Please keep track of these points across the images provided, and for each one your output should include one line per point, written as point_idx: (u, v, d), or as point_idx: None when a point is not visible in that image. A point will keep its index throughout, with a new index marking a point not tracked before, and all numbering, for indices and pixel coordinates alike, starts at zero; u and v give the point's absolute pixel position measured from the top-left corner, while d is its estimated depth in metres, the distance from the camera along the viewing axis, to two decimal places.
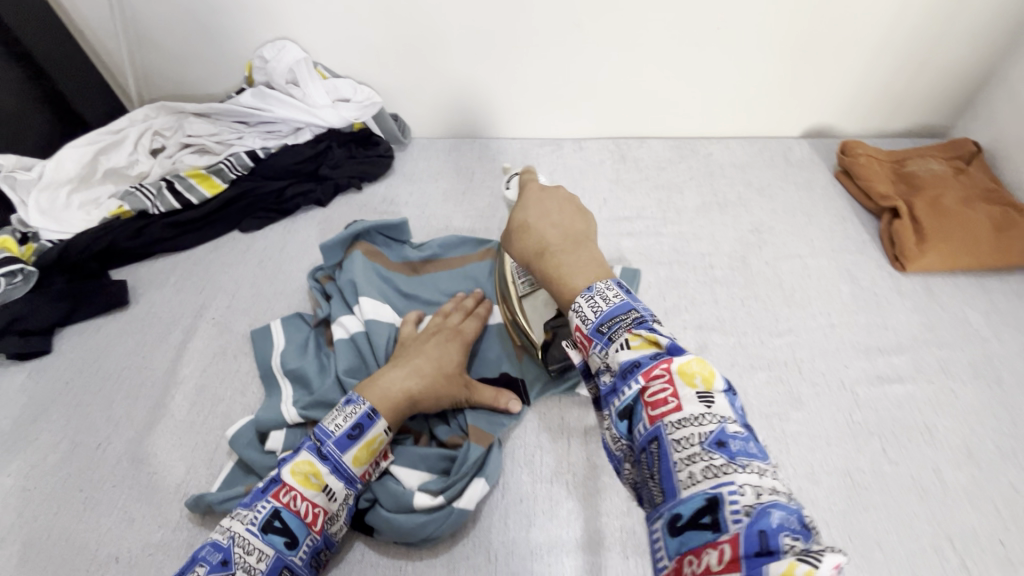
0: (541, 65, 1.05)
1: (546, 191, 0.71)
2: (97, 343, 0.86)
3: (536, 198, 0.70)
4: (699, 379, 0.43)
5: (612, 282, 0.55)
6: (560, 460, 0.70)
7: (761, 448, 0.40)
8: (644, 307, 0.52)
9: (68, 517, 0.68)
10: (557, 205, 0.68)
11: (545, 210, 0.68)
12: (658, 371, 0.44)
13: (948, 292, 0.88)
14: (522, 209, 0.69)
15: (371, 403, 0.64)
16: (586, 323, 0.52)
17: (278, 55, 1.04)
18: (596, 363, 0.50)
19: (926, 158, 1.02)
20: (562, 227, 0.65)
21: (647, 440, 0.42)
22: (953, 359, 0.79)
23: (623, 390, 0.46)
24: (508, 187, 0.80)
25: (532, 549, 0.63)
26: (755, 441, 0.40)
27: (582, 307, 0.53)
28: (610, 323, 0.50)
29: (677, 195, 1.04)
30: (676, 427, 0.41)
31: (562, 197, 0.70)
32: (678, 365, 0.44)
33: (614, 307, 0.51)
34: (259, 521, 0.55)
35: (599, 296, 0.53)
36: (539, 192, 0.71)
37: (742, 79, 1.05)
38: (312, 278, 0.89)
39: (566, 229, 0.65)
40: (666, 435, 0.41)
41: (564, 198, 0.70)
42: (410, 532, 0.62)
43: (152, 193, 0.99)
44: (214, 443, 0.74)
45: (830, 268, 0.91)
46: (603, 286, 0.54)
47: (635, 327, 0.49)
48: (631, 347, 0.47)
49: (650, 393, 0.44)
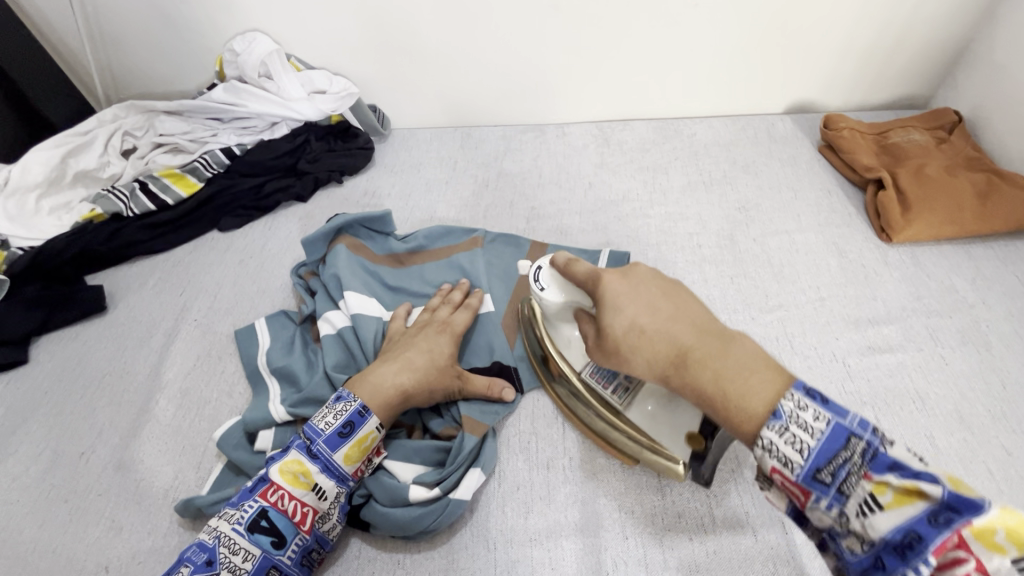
0: (521, 49, 1.03)
1: (628, 277, 0.60)
2: (76, 350, 0.83)
3: (635, 296, 0.58)
4: (1004, 538, 0.37)
5: (799, 395, 0.46)
6: (556, 445, 0.69)
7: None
8: (862, 422, 0.45)
9: (53, 529, 0.66)
10: (653, 297, 0.58)
11: (648, 305, 0.57)
12: (950, 545, 0.38)
13: (934, 260, 0.88)
14: (627, 316, 0.56)
15: (362, 400, 0.63)
16: (792, 469, 0.45)
17: (249, 47, 1.01)
18: (825, 520, 0.44)
19: (908, 129, 1.02)
20: (685, 324, 0.55)
21: None
22: (941, 326, 0.79)
23: (899, 571, 0.39)
24: (541, 286, 0.66)
25: (532, 536, 0.62)
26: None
27: (775, 444, 0.46)
28: (831, 467, 0.44)
29: (663, 176, 1.03)
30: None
31: (647, 277, 0.60)
32: (975, 528, 0.38)
33: (826, 440, 0.44)
34: (245, 521, 0.55)
35: (798, 427, 0.45)
36: (622, 284, 0.59)
37: (726, 56, 1.04)
38: (295, 275, 0.87)
39: (688, 322, 0.55)
40: None
41: (653, 278, 0.60)
42: (405, 526, 0.60)
43: (125, 196, 0.95)
44: (201, 446, 0.72)
45: (817, 242, 0.91)
46: (792, 404, 0.46)
47: (874, 472, 0.42)
48: (885, 508, 0.41)
49: (945, 567, 0.38)
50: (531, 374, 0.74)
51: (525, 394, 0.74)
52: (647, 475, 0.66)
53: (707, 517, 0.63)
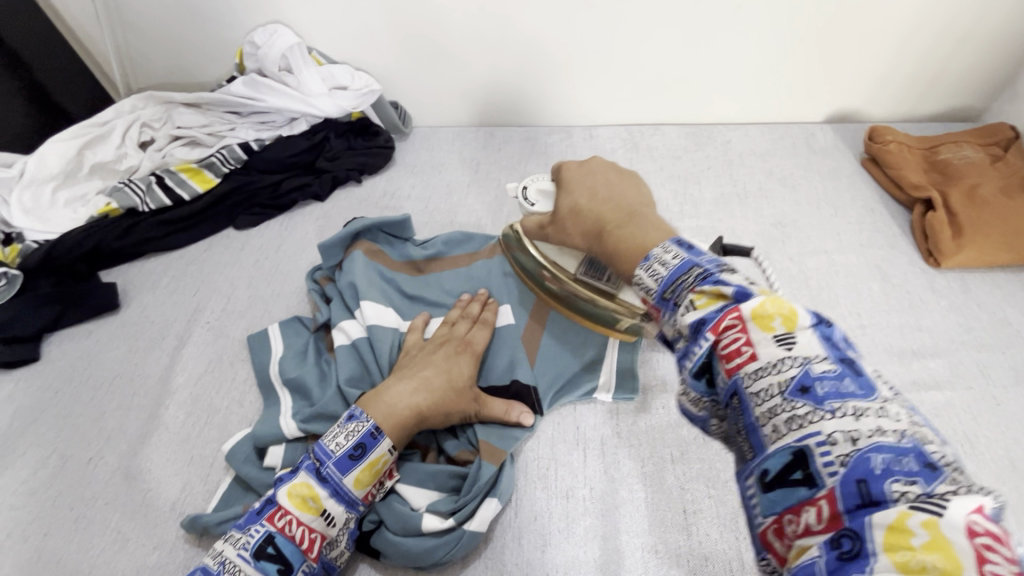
0: (549, 45, 0.98)
1: (584, 165, 0.67)
2: (87, 349, 0.82)
3: (584, 178, 0.65)
4: (779, 322, 0.38)
5: (670, 244, 0.49)
6: (576, 473, 0.66)
7: (918, 445, 0.32)
8: (711, 259, 0.45)
9: (58, 538, 0.64)
10: (604, 179, 0.64)
11: (591, 187, 0.64)
12: (728, 325, 0.40)
13: (986, 289, 0.82)
14: (572, 197, 0.64)
15: (375, 420, 0.60)
16: (650, 296, 0.47)
17: (271, 40, 0.98)
18: (669, 333, 0.45)
19: (961, 144, 0.95)
20: (618, 197, 0.61)
21: (728, 393, 0.40)
22: (993, 362, 0.74)
23: (694, 352, 0.41)
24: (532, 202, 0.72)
25: (549, 571, 0.59)
26: (854, 376, 0.36)
27: (642, 279, 0.48)
28: (674, 288, 0.45)
29: (694, 186, 0.98)
30: (753, 378, 0.37)
31: (600, 165, 0.66)
32: (751, 311, 0.39)
33: (674, 270, 0.46)
34: (251, 547, 0.53)
35: (657, 265, 0.47)
36: (577, 168, 0.67)
37: (767, 59, 0.99)
38: (310, 279, 0.84)
39: (618, 200, 0.61)
40: (744, 388, 0.38)
41: (606, 167, 0.66)
42: (417, 557, 0.58)
43: (141, 189, 0.94)
44: (210, 457, 0.70)
45: (858, 264, 0.86)
46: (660, 250, 0.48)
47: (701, 285, 0.43)
48: (697, 307, 0.42)
49: (723, 346, 0.40)
50: (552, 395, 0.71)
51: (545, 417, 0.71)
52: (672, 512, 0.63)
53: (735, 561, 0.59)
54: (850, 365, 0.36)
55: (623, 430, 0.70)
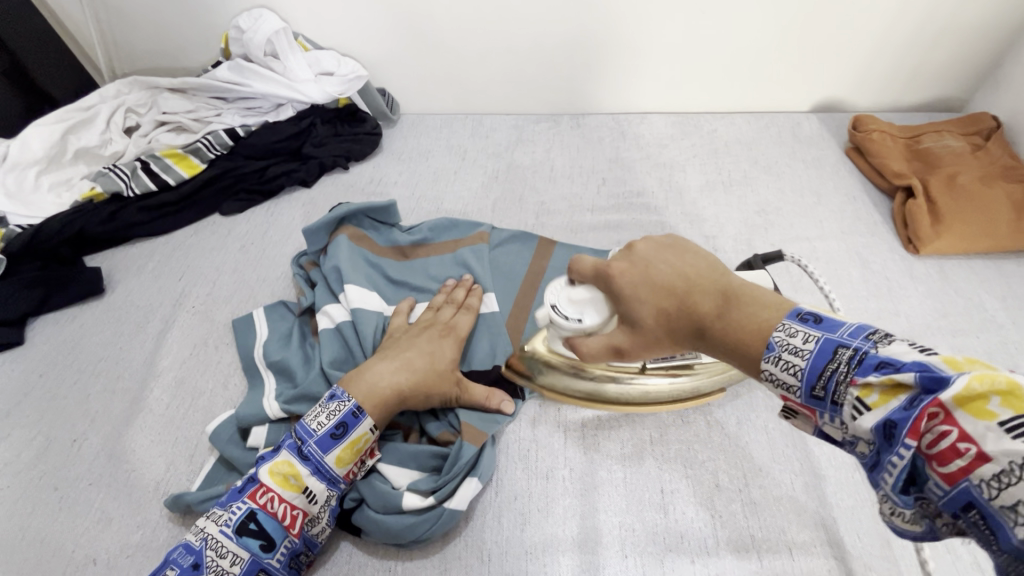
0: (537, 32, 0.98)
1: (631, 258, 0.55)
2: (72, 333, 0.82)
3: (645, 276, 0.53)
4: (1000, 404, 0.33)
5: (791, 320, 0.43)
6: (556, 454, 0.67)
7: (935, 376, 0.35)
8: (852, 331, 0.41)
9: (42, 518, 0.65)
10: (664, 268, 0.53)
11: (654, 282, 0.53)
12: (925, 426, 0.35)
13: (963, 275, 0.84)
14: (642, 302, 0.52)
15: (356, 400, 0.60)
16: (794, 393, 0.42)
17: (255, 25, 0.98)
18: (837, 432, 0.41)
19: (942, 133, 0.96)
20: (696, 279, 0.51)
21: (957, 508, 0.35)
22: (966, 347, 0.76)
23: (893, 463, 0.36)
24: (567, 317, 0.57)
25: (528, 548, 0.60)
26: (937, 383, 0.35)
27: (772, 370, 0.42)
28: (825, 382, 0.39)
29: (680, 174, 0.99)
30: (993, 485, 0.33)
31: (654, 250, 0.55)
32: (953, 398, 0.34)
33: (814, 357, 0.40)
34: (233, 523, 0.53)
35: (788, 351, 0.42)
36: (628, 267, 0.54)
37: (753, 48, 0.99)
38: (296, 264, 0.84)
39: (694, 279, 0.52)
40: (983, 497, 0.33)
41: (657, 250, 0.55)
42: (397, 534, 0.59)
43: (126, 174, 0.93)
44: (194, 439, 0.71)
45: (839, 251, 0.87)
46: (784, 333, 0.43)
47: (862, 377, 0.38)
48: (873, 407, 0.37)
49: (932, 446, 0.35)
50: None
51: (527, 400, 0.72)
52: (650, 491, 0.64)
53: (710, 539, 0.61)
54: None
55: (604, 412, 0.71)
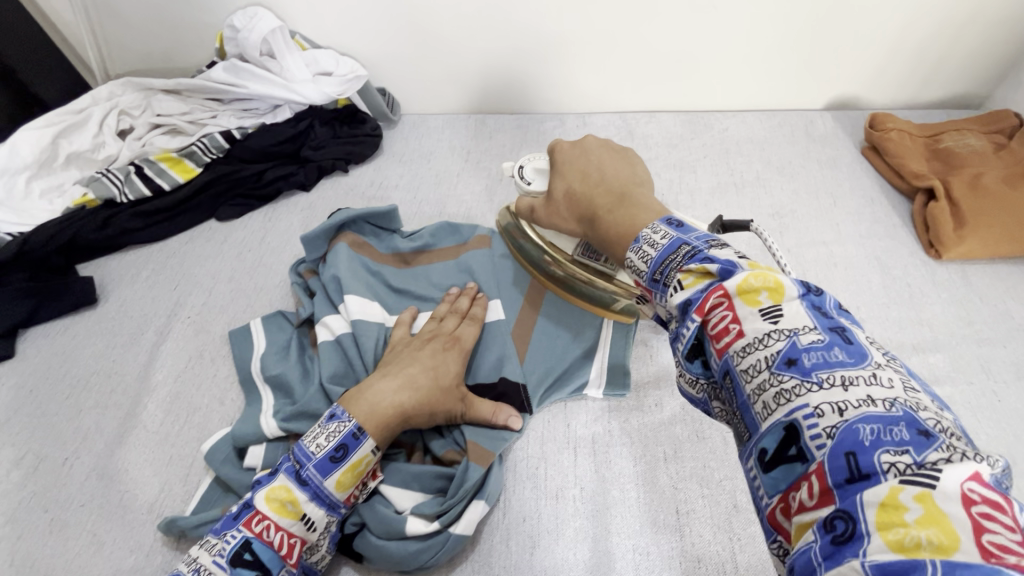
0: (541, 28, 0.95)
1: (577, 146, 0.68)
2: (63, 346, 0.79)
3: (576, 161, 0.67)
4: (765, 295, 0.40)
5: (659, 224, 0.50)
6: (566, 473, 0.64)
7: (912, 420, 0.32)
8: (700, 237, 0.47)
9: (31, 542, 0.62)
10: (598, 161, 0.66)
11: (586, 168, 0.65)
12: (715, 302, 0.41)
13: (987, 281, 0.80)
14: (565, 181, 0.66)
15: (357, 421, 0.57)
16: (642, 277, 0.48)
17: (250, 23, 0.94)
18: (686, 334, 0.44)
19: (964, 132, 0.93)
20: (609, 177, 0.63)
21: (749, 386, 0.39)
22: (994, 357, 0.72)
23: (683, 333, 0.43)
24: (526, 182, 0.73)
25: (537, 574, 0.58)
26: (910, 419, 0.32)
27: (632, 261, 0.50)
28: (663, 269, 0.46)
29: (690, 175, 0.96)
30: (742, 356, 0.39)
31: (595, 146, 0.67)
32: (736, 289, 0.41)
33: (663, 250, 0.47)
34: (227, 553, 0.50)
35: (646, 245, 0.49)
36: (569, 151, 0.68)
37: (767, 43, 0.95)
38: (294, 273, 0.81)
39: (611, 183, 0.62)
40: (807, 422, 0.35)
41: (600, 146, 0.67)
42: (401, 562, 0.56)
43: (120, 179, 0.91)
44: (189, 457, 0.68)
45: (858, 256, 0.83)
46: (651, 232, 0.50)
47: (688, 264, 0.45)
48: (685, 288, 0.44)
49: (778, 366, 0.38)
50: (542, 393, 0.69)
51: (535, 415, 0.69)
52: (664, 513, 0.61)
53: (728, 564, 0.58)
54: (842, 334, 0.38)
55: (616, 428, 0.68)
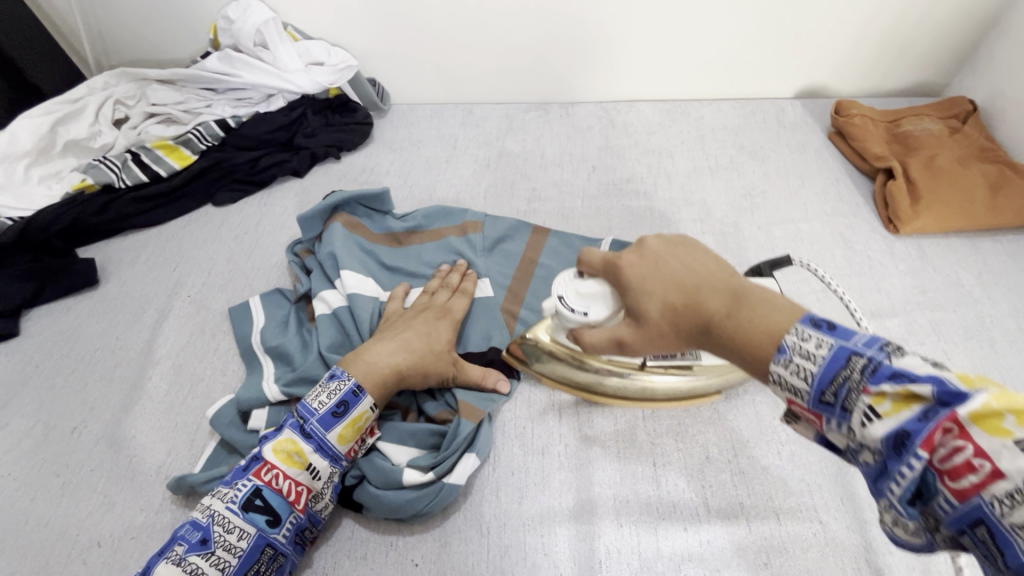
0: (524, 20, 0.99)
1: (644, 254, 0.52)
2: (67, 324, 0.82)
3: (657, 270, 0.51)
4: (1008, 421, 0.32)
5: (804, 327, 0.40)
6: (552, 431, 0.69)
7: None
8: (867, 339, 0.38)
9: (45, 504, 0.65)
10: (680, 262, 0.50)
11: (675, 277, 0.49)
12: (943, 435, 0.33)
13: (940, 253, 0.87)
14: (656, 297, 0.49)
15: (356, 380, 0.62)
16: (801, 397, 0.39)
17: (244, 15, 0.98)
18: (841, 439, 0.39)
19: (921, 117, 0.99)
20: (708, 277, 0.48)
21: (965, 522, 0.34)
22: (945, 321, 0.78)
23: (900, 472, 0.35)
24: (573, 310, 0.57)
25: (526, 521, 0.62)
26: None
27: (783, 377, 0.40)
28: (834, 388, 0.38)
29: (668, 159, 1.01)
30: (1007, 505, 0.32)
31: (664, 249, 0.52)
32: (969, 413, 0.33)
33: (826, 364, 0.38)
34: (239, 500, 0.55)
35: (800, 357, 0.39)
36: (642, 263, 0.52)
37: (740, 34, 1.01)
38: (291, 252, 0.85)
39: (714, 279, 0.47)
40: (997, 516, 0.32)
41: (668, 246, 0.52)
42: (399, 509, 0.60)
43: (117, 165, 0.93)
44: (194, 424, 0.72)
45: (823, 232, 0.89)
46: (797, 337, 0.40)
47: (873, 385, 0.36)
48: (883, 417, 0.35)
49: (944, 461, 0.34)
50: None
51: (521, 380, 0.73)
52: (643, 464, 0.66)
53: (701, 507, 0.63)
54: None
55: None
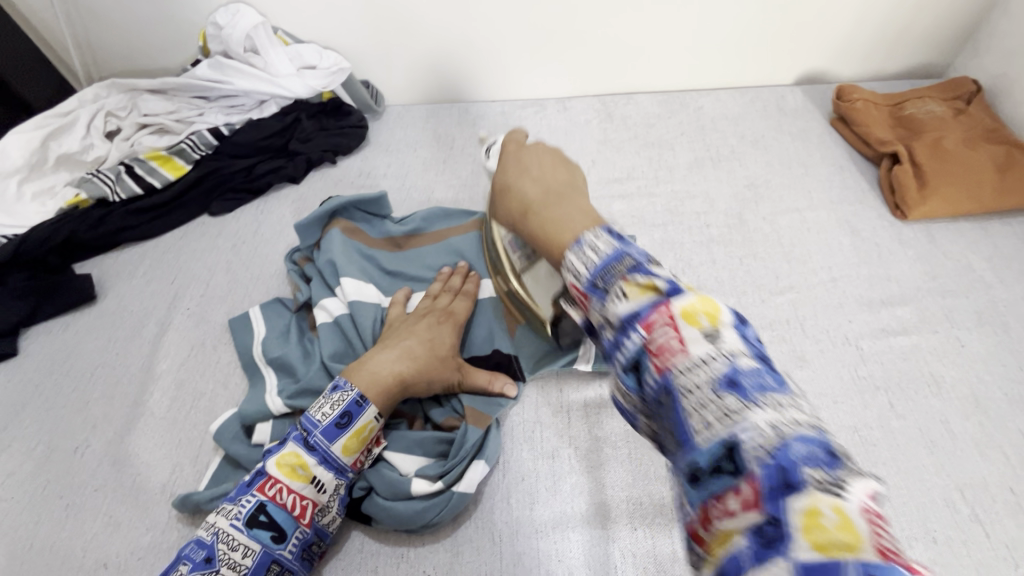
0: (517, 14, 0.97)
1: (522, 148, 0.69)
2: (66, 342, 0.81)
3: (519, 160, 0.68)
4: (703, 318, 0.39)
5: (601, 231, 0.49)
6: (561, 434, 0.68)
7: (775, 376, 0.37)
8: (641, 252, 0.46)
9: (50, 525, 0.65)
10: (539, 164, 0.66)
11: (525, 167, 0.66)
12: (661, 321, 0.40)
13: (950, 237, 0.85)
14: (506, 175, 0.67)
15: (360, 389, 0.60)
16: (581, 280, 0.47)
17: (233, 20, 0.96)
18: (596, 319, 0.45)
19: (925, 99, 0.97)
20: (546, 182, 0.64)
21: (658, 392, 0.38)
22: (957, 307, 0.77)
23: (626, 345, 0.41)
24: (488, 156, 0.77)
25: (537, 527, 0.61)
26: (770, 372, 0.37)
27: (573, 262, 0.49)
28: (604, 276, 0.45)
29: (668, 152, 0.99)
30: (684, 373, 0.37)
31: (542, 150, 0.68)
32: (680, 309, 0.40)
33: (605, 258, 0.46)
34: (243, 516, 0.53)
35: (589, 250, 0.48)
36: (516, 151, 0.69)
37: (737, 22, 0.99)
38: (289, 261, 0.84)
39: (547, 183, 0.64)
40: (676, 384, 0.37)
41: (546, 153, 0.68)
42: (409, 520, 0.59)
43: (111, 178, 0.92)
44: (198, 439, 0.71)
45: (829, 220, 0.88)
46: (592, 236, 0.49)
47: (632, 275, 0.43)
48: (629, 298, 0.42)
49: (653, 343, 0.39)
50: (534, 362, 0.71)
51: (528, 383, 0.72)
52: (655, 464, 0.65)
53: None
54: (766, 363, 0.38)
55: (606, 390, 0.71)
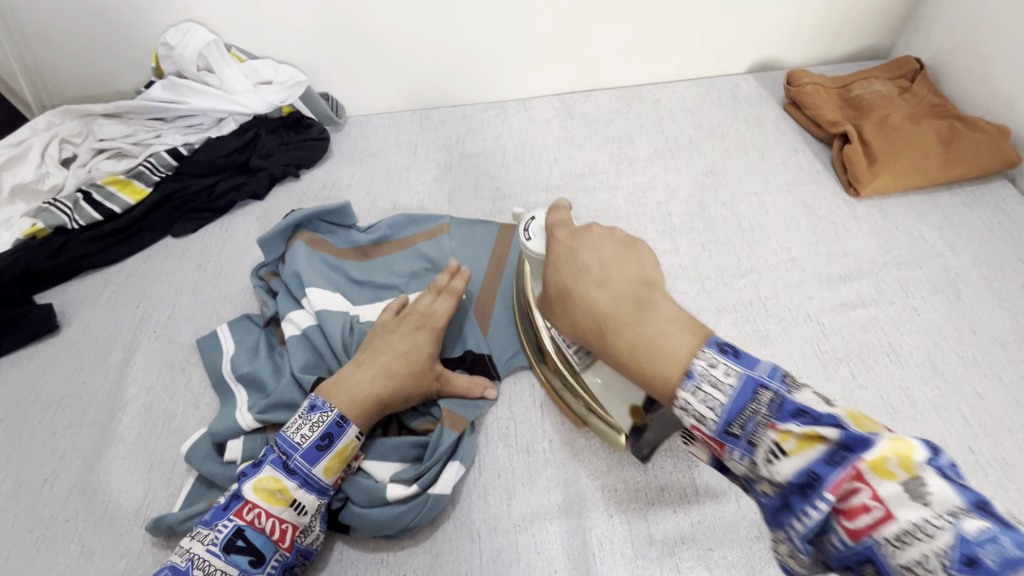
0: (471, 19, 0.98)
1: (577, 238, 0.62)
2: (30, 374, 0.79)
3: (572, 256, 0.60)
4: (897, 466, 0.37)
5: (711, 352, 0.48)
6: (535, 429, 0.68)
7: (1015, 533, 0.33)
8: (769, 371, 0.46)
9: (20, 561, 0.63)
10: (600, 259, 0.60)
11: (585, 267, 0.59)
12: (845, 480, 0.38)
13: (902, 211, 0.88)
14: (565, 277, 0.59)
15: (339, 410, 0.60)
16: (708, 424, 0.46)
17: (185, 40, 0.95)
18: (739, 468, 0.45)
19: (871, 80, 1.00)
20: (612, 280, 0.57)
21: (856, 558, 0.37)
22: (911, 277, 0.79)
23: (807, 514, 0.39)
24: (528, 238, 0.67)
25: (516, 522, 0.62)
26: (1005, 528, 0.34)
27: (689, 402, 0.47)
28: (741, 421, 0.45)
29: (628, 145, 1.01)
30: (898, 547, 0.35)
31: (600, 238, 0.62)
32: (868, 463, 0.38)
33: (736, 396, 0.45)
34: (220, 542, 0.53)
35: (710, 386, 0.47)
36: (570, 244, 0.62)
37: (686, 15, 1.01)
38: (256, 276, 0.83)
39: (617, 287, 0.56)
40: (884, 554, 0.36)
41: (603, 239, 0.62)
42: (386, 525, 0.59)
43: (68, 207, 0.90)
44: (170, 462, 0.70)
45: (786, 202, 0.90)
46: (703, 365, 0.47)
47: (779, 421, 0.42)
48: (790, 454, 0.41)
49: (843, 502, 0.38)
50: (506, 360, 0.73)
51: (502, 380, 0.72)
52: (628, 450, 0.66)
53: (690, 488, 0.63)
54: (986, 510, 0.35)
55: None
